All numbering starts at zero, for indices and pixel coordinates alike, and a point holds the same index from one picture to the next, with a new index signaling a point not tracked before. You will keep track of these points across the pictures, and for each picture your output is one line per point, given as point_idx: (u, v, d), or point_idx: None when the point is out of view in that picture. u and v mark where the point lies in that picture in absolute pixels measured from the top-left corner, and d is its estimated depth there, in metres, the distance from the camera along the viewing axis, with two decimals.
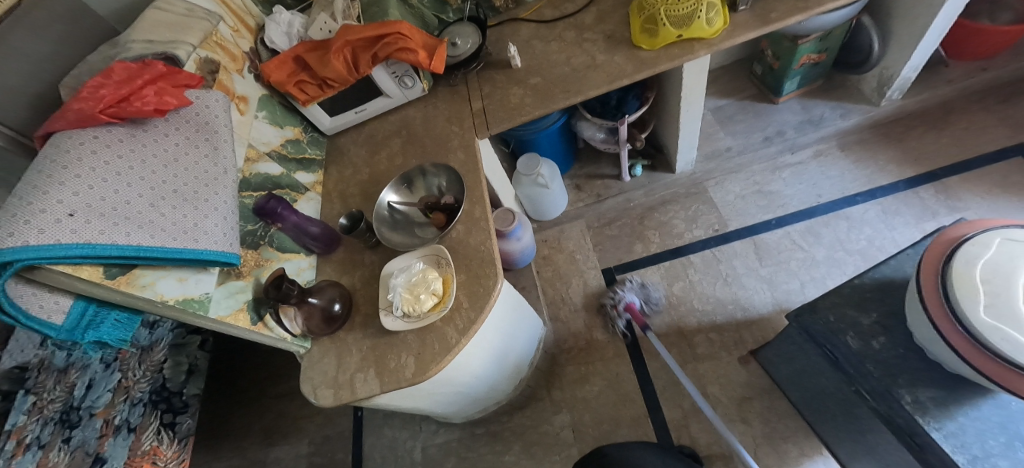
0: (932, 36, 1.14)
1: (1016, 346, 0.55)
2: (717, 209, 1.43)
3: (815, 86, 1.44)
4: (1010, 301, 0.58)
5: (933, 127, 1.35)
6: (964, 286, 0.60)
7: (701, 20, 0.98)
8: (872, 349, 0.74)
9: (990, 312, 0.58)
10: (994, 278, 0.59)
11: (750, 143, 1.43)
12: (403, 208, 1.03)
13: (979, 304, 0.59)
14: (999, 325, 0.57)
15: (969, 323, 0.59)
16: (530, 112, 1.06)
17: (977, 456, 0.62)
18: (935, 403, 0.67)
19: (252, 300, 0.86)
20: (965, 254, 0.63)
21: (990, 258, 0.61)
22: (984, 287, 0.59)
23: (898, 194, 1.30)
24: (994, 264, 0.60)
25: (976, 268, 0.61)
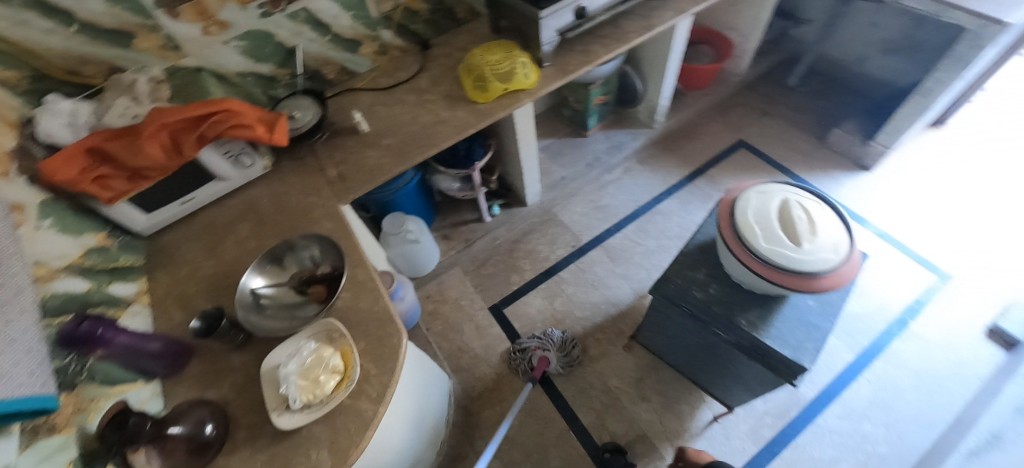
0: (671, 75, 1.58)
1: (789, 258, 0.77)
2: (569, 229, 1.64)
3: (609, 121, 1.82)
4: (774, 230, 0.80)
5: (690, 138, 1.83)
6: (746, 228, 0.81)
7: (519, 75, 1.16)
8: (711, 294, 0.90)
9: (766, 240, 0.79)
10: (760, 218, 0.82)
11: (577, 170, 1.71)
12: (271, 290, 0.91)
13: (758, 237, 0.80)
14: (774, 247, 0.78)
15: (758, 252, 0.79)
16: (390, 170, 1.08)
17: (796, 346, 0.82)
18: (761, 320, 0.85)
19: (80, 457, 0.64)
20: (739, 207, 0.85)
21: (754, 206, 0.84)
22: (757, 225, 0.81)
23: (685, 188, 1.70)
24: (757, 209, 0.83)
25: (748, 214, 0.83)
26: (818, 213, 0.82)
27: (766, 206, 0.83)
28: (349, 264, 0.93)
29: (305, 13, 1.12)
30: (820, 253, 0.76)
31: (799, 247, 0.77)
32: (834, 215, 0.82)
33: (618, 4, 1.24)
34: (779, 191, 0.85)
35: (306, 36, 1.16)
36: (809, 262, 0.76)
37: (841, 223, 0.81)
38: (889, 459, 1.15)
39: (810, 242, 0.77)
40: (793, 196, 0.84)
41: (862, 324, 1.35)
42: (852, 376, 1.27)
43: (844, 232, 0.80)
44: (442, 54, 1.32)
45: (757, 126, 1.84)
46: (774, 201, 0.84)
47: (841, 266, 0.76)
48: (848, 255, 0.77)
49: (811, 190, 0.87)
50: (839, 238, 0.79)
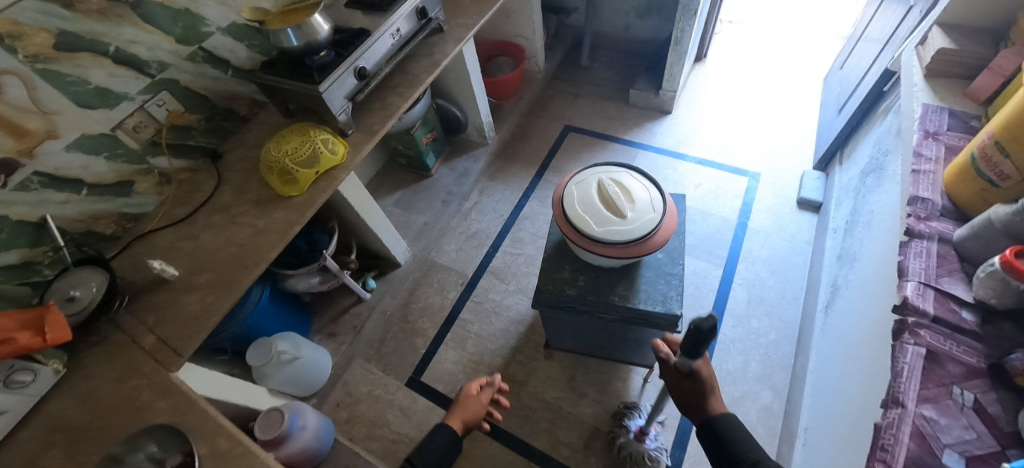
0: (480, 94, 1.65)
1: (621, 232, 0.83)
2: (452, 269, 1.62)
3: (446, 153, 1.84)
4: (600, 213, 0.86)
5: (524, 140, 1.93)
6: (578, 220, 0.86)
7: (325, 153, 1.08)
8: (581, 287, 0.93)
9: (598, 224, 0.84)
10: (586, 206, 0.87)
11: (436, 211, 1.69)
12: None
13: (591, 224, 0.85)
14: (606, 228, 0.84)
15: (596, 237, 0.83)
16: (220, 307, 0.93)
17: (663, 300, 0.90)
18: (629, 290, 0.92)
19: None
20: (565, 202, 0.89)
21: (576, 197, 0.89)
22: (585, 214, 0.86)
23: (539, 186, 1.78)
24: (579, 199, 0.88)
25: (575, 206, 0.87)
26: (627, 181, 0.90)
27: (586, 193, 0.89)
28: (207, 436, 0.79)
29: (38, 177, 0.91)
30: (643, 216, 0.84)
31: (625, 219, 0.84)
32: (640, 177, 0.92)
33: (396, 53, 1.24)
34: (592, 175, 0.92)
35: (51, 201, 0.95)
36: (638, 228, 0.83)
37: (648, 182, 0.91)
38: (780, 341, 1.33)
39: (632, 209, 0.85)
40: (603, 174, 0.92)
41: (716, 241, 1.54)
42: (728, 287, 1.44)
43: (653, 188, 0.90)
44: (239, 159, 1.20)
45: (574, 108, 2.01)
46: (590, 186, 0.90)
47: (662, 221, 0.85)
48: (664, 205, 0.87)
49: (615, 163, 0.96)
50: (651, 195, 0.88)
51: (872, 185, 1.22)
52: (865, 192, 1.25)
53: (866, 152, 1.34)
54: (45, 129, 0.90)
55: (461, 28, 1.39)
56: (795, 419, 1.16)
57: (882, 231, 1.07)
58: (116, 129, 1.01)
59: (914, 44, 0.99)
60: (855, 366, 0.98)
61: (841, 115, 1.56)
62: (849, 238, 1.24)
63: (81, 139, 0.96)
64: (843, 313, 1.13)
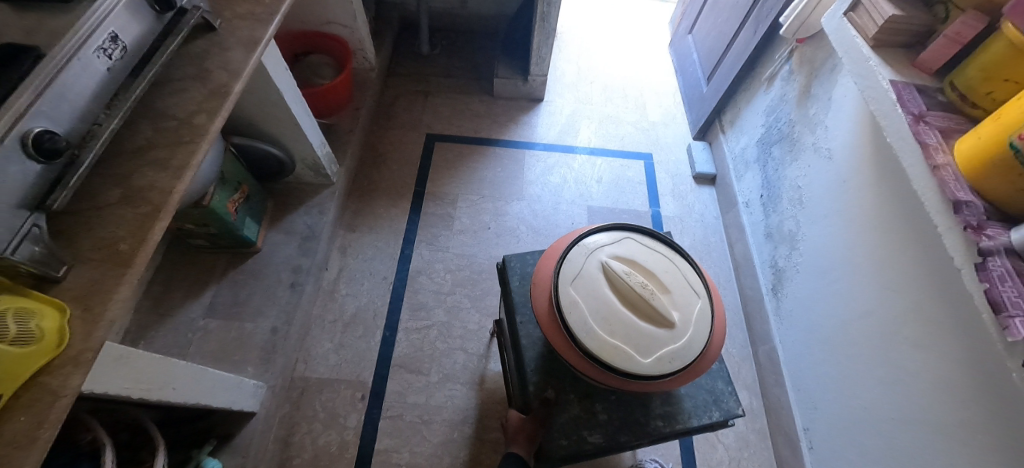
0: (306, 117, 1.10)
1: (677, 354, 0.61)
2: (340, 381, 1.12)
3: (271, 209, 1.24)
4: (637, 331, 0.62)
5: (379, 166, 1.46)
6: (612, 353, 0.61)
7: (3, 355, 0.45)
8: (604, 423, 0.69)
9: (641, 351, 0.61)
10: (613, 325, 0.62)
11: (284, 304, 1.12)
12: None
13: (632, 354, 0.61)
14: (655, 354, 0.61)
15: (646, 372, 0.60)
16: None
17: (711, 402, 0.72)
18: (666, 404, 0.71)
19: None
20: (579, 327, 0.62)
21: (591, 313, 0.63)
22: (618, 340, 0.61)
23: (421, 225, 1.36)
24: (599, 316, 0.62)
25: (598, 331, 0.62)
26: (645, 263, 0.68)
27: (605, 302, 0.63)
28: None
29: None
30: (689, 316, 0.64)
31: (672, 330, 0.63)
32: (652, 251, 0.71)
33: (128, 88, 0.62)
34: (590, 263, 0.67)
35: None
36: (691, 338, 0.63)
37: (665, 254, 0.71)
38: (733, 333, 1.27)
39: (674, 310, 0.64)
40: (610, 261, 0.67)
41: None
42: None
43: (677, 263, 0.70)
44: None
45: (430, 113, 1.60)
46: (603, 287, 0.65)
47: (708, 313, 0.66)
48: (702, 286, 0.68)
49: (610, 230, 0.72)
50: (682, 277, 0.68)
51: (783, 158, 1.19)
52: (775, 165, 1.21)
53: (758, 121, 1.31)
54: None
55: (246, 22, 0.81)
56: (784, 418, 1.09)
57: (824, 210, 1.02)
58: None
59: (838, 9, 0.90)
60: (848, 362, 0.92)
61: (710, 84, 1.53)
62: (774, 215, 1.20)
63: None
64: (802, 301, 1.08)
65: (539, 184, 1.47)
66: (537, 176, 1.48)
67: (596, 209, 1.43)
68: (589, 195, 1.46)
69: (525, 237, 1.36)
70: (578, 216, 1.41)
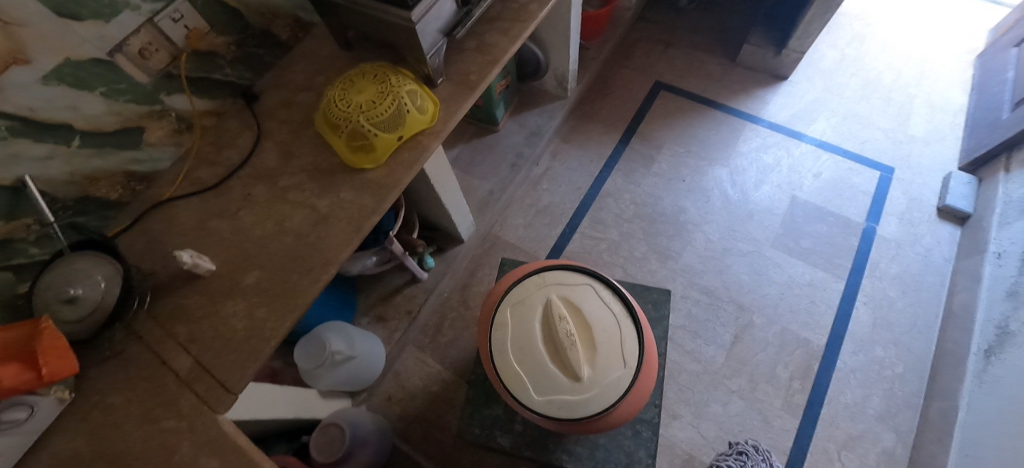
0: (575, 35, 1.31)
1: (569, 407, 0.59)
2: (520, 250, 1.38)
3: (515, 103, 1.51)
4: (542, 371, 0.60)
5: (603, 96, 1.61)
6: (514, 379, 0.61)
7: (412, 112, 0.78)
8: None
9: (538, 389, 0.60)
10: (526, 358, 0.61)
11: (503, 177, 1.42)
12: None
13: (529, 389, 0.60)
14: (550, 398, 0.59)
15: (534, 408, 0.60)
16: (276, 330, 0.68)
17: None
18: None
19: None
20: (496, 344, 0.63)
21: (513, 337, 0.63)
22: (523, 371, 0.61)
23: (623, 156, 1.50)
24: (517, 343, 0.62)
25: (510, 356, 0.62)
26: (586, 315, 0.62)
27: (527, 336, 0.62)
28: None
29: (6, 120, 0.62)
30: (601, 381, 0.59)
31: (577, 384, 0.59)
32: (604, 307, 0.64)
33: None
34: (533, 296, 0.64)
35: (28, 154, 0.66)
36: (594, 397, 0.59)
37: (617, 315, 0.63)
38: (908, 377, 1.16)
39: (587, 367, 0.60)
40: (555, 299, 0.63)
41: (838, 247, 1.32)
42: (849, 307, 1.25)
43: (622, 326, 0.62)
44: (281, 105, 0.88)
45: (665, 61, 1.66)
46: (534, 321, 0.63)
47: (630, 382, 0.60)
48: (637, 359, 0.61)
49: (576, 271, 0.66)
50: (618, 342, 0.61)
51: None
52: None
53: None
54: (9, 49, 0.59)
55: None
56: None
57: None
58: (114, 54, 0.70)
59: None
60: None
61: (1014, 112, 1.27)
62: None
63: (63, 67, 0.65)
64: (1018, 368, 0.95)
65: (750, 158, 1.46)
66: (748, 150, 1.47)
67: (800, 202, 1.37)
68: (799, 184, 1.40)
69: (716, 201, 1.40)
70: (779, 201, 1.38)
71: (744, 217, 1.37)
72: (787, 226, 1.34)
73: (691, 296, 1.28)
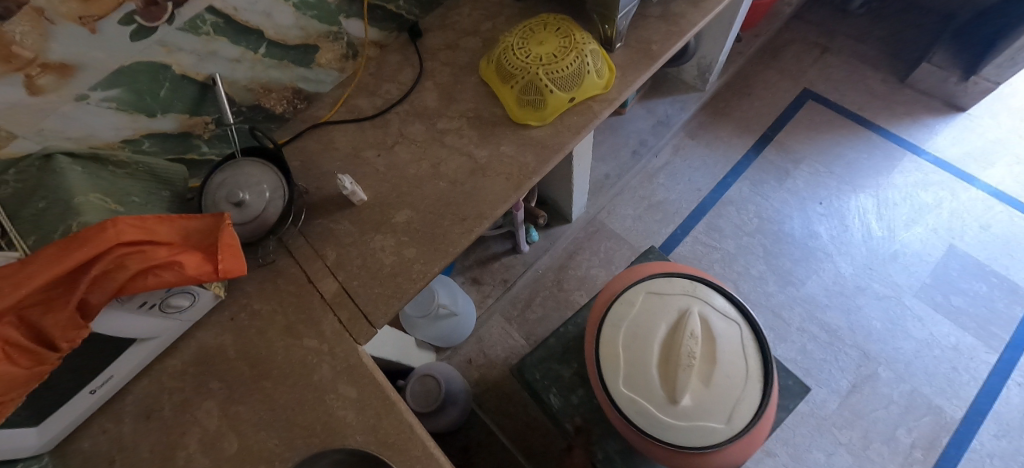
0: (737, 23, 1.19)
1: (648, 422, 0.50)
2: (625, 241, 1.30)
3: (647, 87, 1.42)
4: (644, 370, 0.51)
5: (742, 96, 1.47)
6: (609, 360, 0.54)
7: (592, 74, 0.73)
8: (571, 404, 0.69)
9: (629, 382, 0.52)
10: (633, 346, 0.53)
11: (621, 163, 1.34)
12: None
13: (620, 376, 0.52)
14: (636, 397, 0.51)
15: (612, 397, 0.52)
16: (423, 274, 0.66)
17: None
18: None
19: None
20: (612, 316, 0.56)
21: (631, 320, 0.55)
22: (623, 357, 0.53)
23: (754, 164, 1.37)
24: (631, 328, 0.54)
25: (619, 333, 0.54)
26: (720, 350, 0.51)
27: (647, 327, 0.53)
28: (392, 455, 0.57)
29: (213, 16, 0.65)
30: (697, 420, 0.49)
31: (671, 405, 0.50)
32: (743, 354, 0.52)
33: None
34: (672, 295, 0.55)
35: (223, 53, 0.69)
36: (681, 433, 0.49)
37: (749, 372, 0.51)
38: None
39: (692, 400, 0.49)
40: (695, 313, 0.53)
41: (997, 313, 1.14)
42: (998, 383, 1.08)
43: (750, 387, 0.50)
44: (445, 46, 0.86)
45: (819, 69, 1.49)
46: (663, 319, 0.53)
47: (726, 447, 0.49)
48: (746, 429, 0.49)
49: (732, 302, 0.55)
50: (736, 400, 0.50)
51: None
52: None
53: None
54: None
55: None
56: None
57: None
58: None
59: None
60: None
61: None
62: None
63: None
64: None
65: (902, 192, 1.29)
66: (903, 182, 1.30)
67: (958, 253, 1.20)
68: (959, 233, 1.22)
69: (855, 232, 1.25)
70: (932, 247, 1.22)
71: (885, 256, 1.22)
72: (938, 277, 1.18)
73: (809, 330, 1.16)
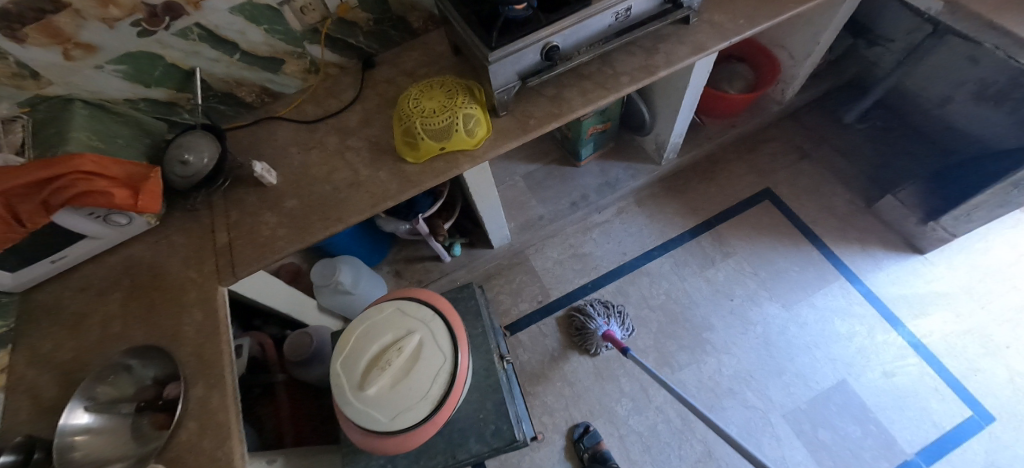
0: (686, 111, 1.24)
1: (340, 392, 0.69)
2: (539, 279, 1.42)
3: (609, 148, 1.51)
4: (356, 358, 0.70)
5: (704, 178, 1.51)
6: (344, 343, 0.73)
7: (460, 132, 0.91)
8: None
9: (344, 362, 0.71)
10: (361, 340, 0.72)
11: (559, 209, 1.43)
12: (94, 438, 0.72)
13: (342, 356, 0.71)
14: (341, 374, 0.70)
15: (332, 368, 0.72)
16: (282, 249, 0.88)
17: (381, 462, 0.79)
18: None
19: None
20: (364, 315, 0.74)
21: (373, 323, 0.73)
22: (351, 345, 0.72)
23: (684, 245, 1.42)
24: (368, 328, 0.72)
25: (359, 328, 0.73)
26: (415, 370, 0.69)
27: (377, 332, 0.72)
28: (198, 367, 0.78)
29: (201, 29, 0.90)
30: (368, 406, 0.67)
31: (359, 389, 0.68)
32: (431, 381, 0.69)
33: (609, 38, 0.94)
34: (411, 320, 0.73)
35: (206, 55, 0.94)
36: (356, 411, 0.68)
37: (428, 395, 0.68)
38: None
39: (373, 392, 0.68)
40: (413, 338, 0.71)
41: (862, 462, 1.11)
42: None
43: (421, 404, 0.67)
44: (383, 80, 1.06)
45: (790, 171, 1.49)
46: (391, 332, 0.72)
47: (381, 433, 0.67)
48: (399, 429, 0.66)
49: (451, 344, 0.72)
50: (405, 407, 0.67)
51: None
52: None
53: None
54: None
55: (710, 31, 1.01)
56: None
57: None
58: (282, 5, 0.92)
59: None
60: None
61: None
62: None
63: (245, 5, 0.89)
64: None
65: (817, 314, 1.28)
66: (823, 305, 1.28)
67: (846, 390, 1.18)
68: (858, 372, 1.19)
69: (752, 338, 1.26)
70: (823, 375, 1.20)
71: (772, 369, 1.22)
72: (813, 405, 1.17)
73: (666, 413, 1.21)
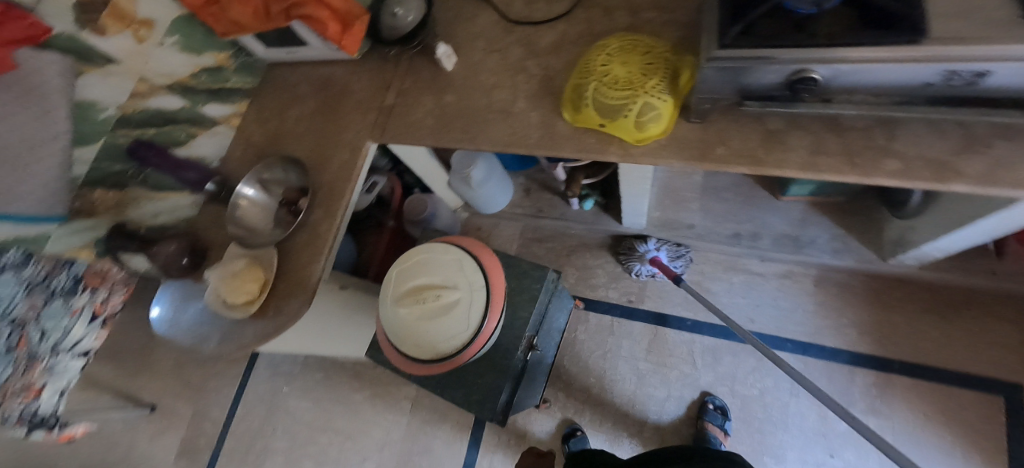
0: (973, 233, 0.81)
1: (386, 293, 0.80)
2: (643, 280, 1.30)
3: (831, 201, 1.14)
4: (409, 278, 0.79)
5: (933, 312, 1.10)
6: (410, 259, 0.82)
7: (628, 119, 0.76)
8: None
9: (401, 274, 0.80)
10: (421, 266, 0.80)
11: (715, 231, 1.20)
12: (252, 205, 0.98)
13: (402, 268, 0.81)
14: (394, 281, 0.80)
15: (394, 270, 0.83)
16: (420, 139, 0.94)
17: None
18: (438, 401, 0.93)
19: (101, 238, 0.97)
20: (437, 248, 0.81)
21: (437, 259, 0.80)
22: (413, 264, 0.80)
23: (830, 363, 1.13)
24: (431, 261, 0.79)
25: (427, 255, 0.80)
26: (437, 322, 0.75)
27: (434, 269, 0.78)
28: (325, 196, 0.96)
29: None
30: (394, 320, 0.77)
31: (396, 303, 0.78)
32: (443, 339, 0.74)
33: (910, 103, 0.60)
34: (463, 279, 0.77)
35: None
36: (387, 316, 0.79)
37: (435, 348, 0.74)
38: None
39: (403, 313, 0.77)
40: (453, 296, 0.75)
41: None
42: None
43: (426, 350, 0.75)
44: (600, 9, 0.90)
45: None
46: (443, 277, 0.77)
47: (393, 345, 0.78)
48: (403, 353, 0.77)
49: (478, 322, 0.74)
50: (415, 342, 0.76)
51: None
52: None
53: None
54: None
55: None
56: None
57: None
58: None
59: None
60: None
61: None
62: None
63: None
64: None
65: None
66: None
67: None
68: None
69: None
70: None
71: None
72: None
73: None
